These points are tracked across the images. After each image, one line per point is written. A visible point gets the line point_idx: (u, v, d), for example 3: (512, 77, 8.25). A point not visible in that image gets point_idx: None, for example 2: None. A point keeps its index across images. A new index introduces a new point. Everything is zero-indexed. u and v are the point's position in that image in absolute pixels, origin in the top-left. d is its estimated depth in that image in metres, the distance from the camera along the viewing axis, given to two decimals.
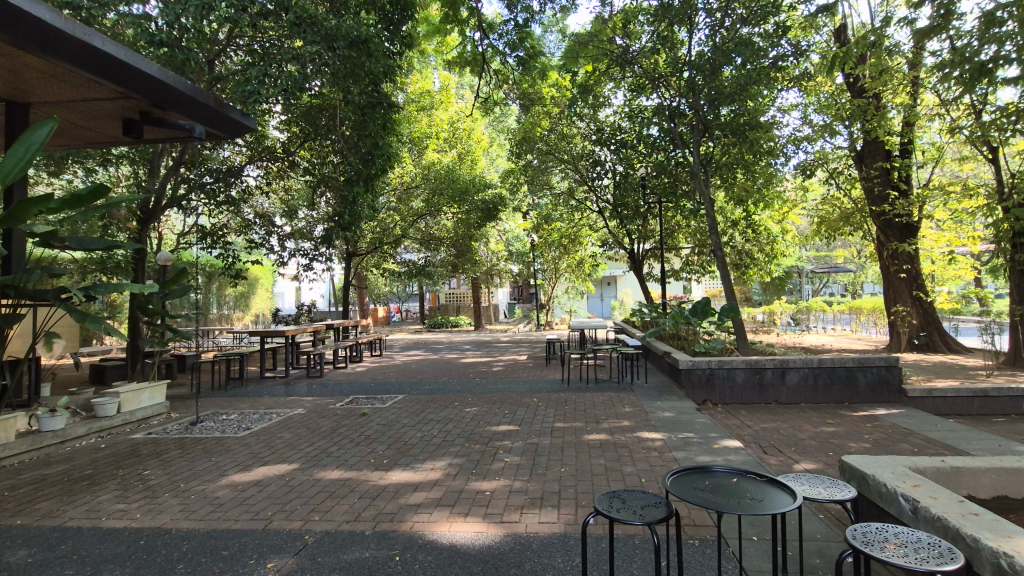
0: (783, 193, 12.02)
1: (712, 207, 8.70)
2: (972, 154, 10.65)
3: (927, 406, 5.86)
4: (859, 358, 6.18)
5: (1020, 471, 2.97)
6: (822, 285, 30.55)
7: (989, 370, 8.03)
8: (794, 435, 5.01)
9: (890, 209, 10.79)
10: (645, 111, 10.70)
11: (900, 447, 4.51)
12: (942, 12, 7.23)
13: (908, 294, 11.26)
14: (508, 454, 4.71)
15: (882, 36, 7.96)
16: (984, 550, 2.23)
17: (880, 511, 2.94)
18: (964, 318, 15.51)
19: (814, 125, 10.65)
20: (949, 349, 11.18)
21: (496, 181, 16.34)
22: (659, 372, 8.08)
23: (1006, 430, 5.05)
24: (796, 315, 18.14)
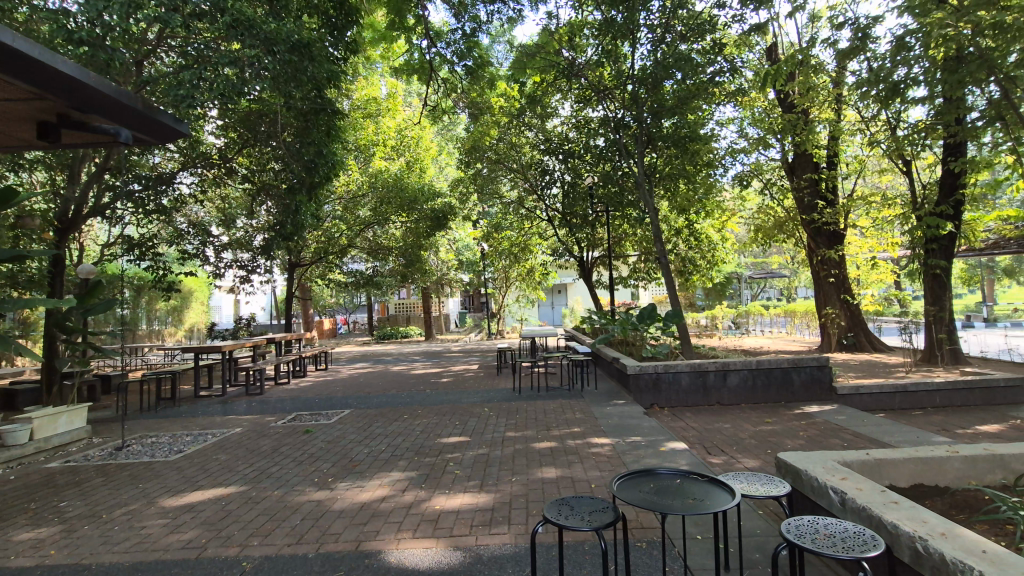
0: (722, 202, 12.57)
1: (656, 215, 8.94)
2: (889, 166, 11.52)
3: (855, 403, 6.21)
4: (793, 359, 6.50)
5: (934, 461, 3.19)
6: (760, 290, 32.14)
7: (909, 368, 8.63)
8: (735, 435, 5.19)
9: (819, 218, 11.47)
10: (591, 122, 10.94)
11: (831, 442, 4.76)
12: (860, 35, 7.79)
13: (837, 297, 12.00)
14: (458, 466, 4.63)
15: (809, 55, 8.47)
16: (902, 536, 2.39)
17: (812, 504, 3.08)
18: (889, 319, 16.62)
19: (749, 137, 11.23)
20: (873, 348, 11.95)
21: (445, 190, 16.24)
22: (608, 378, 8.21)
23: (924, 422, 5.43)
24: (737, 318, 18.94)
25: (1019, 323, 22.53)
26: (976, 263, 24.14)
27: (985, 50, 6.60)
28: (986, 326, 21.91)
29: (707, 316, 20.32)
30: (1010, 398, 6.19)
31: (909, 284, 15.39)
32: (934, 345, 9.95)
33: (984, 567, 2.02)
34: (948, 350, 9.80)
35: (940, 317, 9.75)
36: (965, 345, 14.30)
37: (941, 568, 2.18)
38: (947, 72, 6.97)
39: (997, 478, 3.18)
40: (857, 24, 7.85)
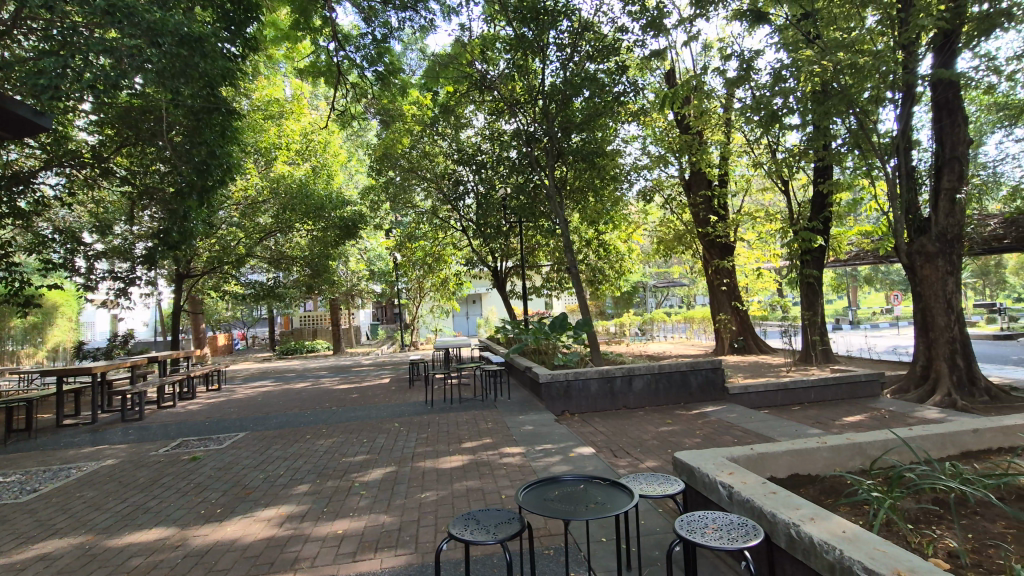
0: (627, 215, 13.25)
1: (567, 226, 9.18)
2: (771, 186, 12.77)
3: (744, 401, 6.73)
4: (691, 362, 6.93)
5: (806, 452, 3.51)
6: (663, 298, 34.23)
7: (789, 368, 9.52)
8: (639, 437, 5.41)
9: (712, 231, 12.45)
10: (504, 134, 11.11)
11: (723, 439, 5.11)
12: (744, 66, 8.58)
13: (729, 304, 13.05)
14: (364, 487, 4.42)
15: (703, 82, 9.17)
16: (779, 523, 2.60)
17: (704, 499, 3.27)
18: (771, 323, 18.38)
19: (651, 155, 11.97)
20: (760, 350, 13.10)
21: (355, 198, 15.71)
22: (521, 387, 8.28)
23: (801, 416, 6.00)
24: (643, 325, 19.97)
25: (876, 325, 25.83)
26: (842, 272, 27.38)
27: (845, 87, 7.50)
28: (850, 329, 24.84)
29: (616, 323, 21.23)
30: (870, 391, 7.01)
31: (789, 291, 17.08)
32: (809, 346, 11.08)
33: (847, 548, 2.24)
34: (820, 351, 10.96)
35: (813, 322, 10.89)
36: (835, 346, 16.06)
37: (812, 550, 2.39)
38: (816, 104, 7.84)
39: (858, 464, 3.55)
40: (742, 57, 8.65)
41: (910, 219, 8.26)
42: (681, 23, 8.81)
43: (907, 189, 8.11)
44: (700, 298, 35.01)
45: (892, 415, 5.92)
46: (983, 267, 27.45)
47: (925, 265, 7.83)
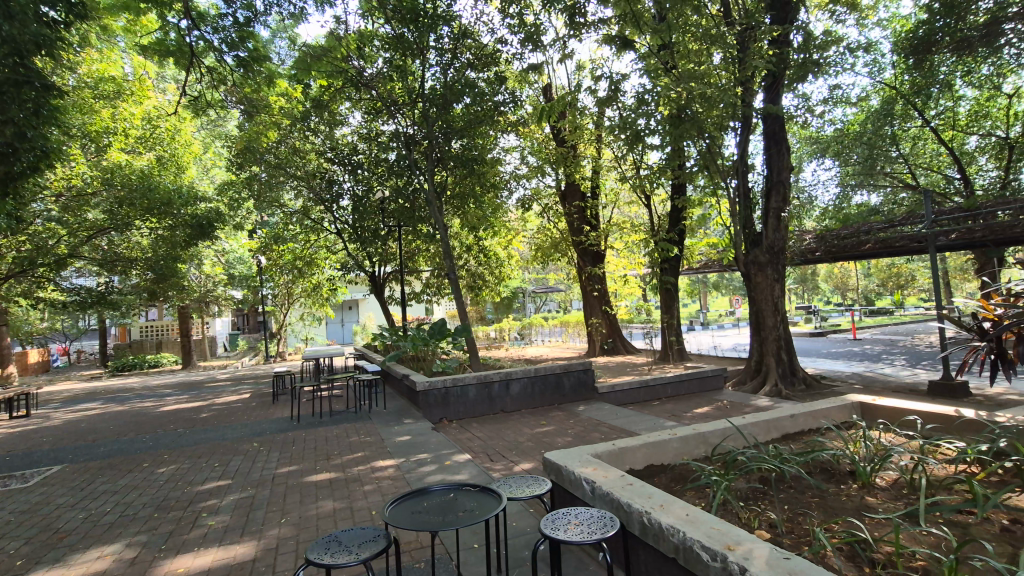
0: (507, 223, 13.57)
1: (446, 232, 9.12)
2: (636, 200, 13.91)
3: (612, 399, 7.19)
4: (564, 365, 7.24)
5: (660, 444, 3.82)
6: (541, 303, 35.67)
7: (651, 367, 10.37)
8: (514, 440, 5.51)
9: (585, 240, 13.23)
10: (382, 135, 10.77)
11: (592, 436, 5.40)
12: (612, 88, 9.25)
13: (600, 308, 13.92)
14: (213, 517, 3.94)
15: (576, 99, 9.68)
16: (634, 512, 2.79)
17: (570, 496, 3.42)
18: (635, 326, 19.98)
19: (529, 165, 12.38)
20: (626, 351, 14.16)
21: (212, 195, 14.21)
22: (398, 396, 8.05)
23: (660, 411, 6.56)
24: (522, 330, 20.58)
25: (722, 326, 29.31)
26: (694, 279, 30.65)
27: (696, 114, 8.41)
28: (701, 330, 27.86)
29: (495, 328, 21.62)
30: (716, 384, 7.88)
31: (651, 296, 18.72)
32: (667, 346, 12.21)
33: (689, 529, 2.47)
34: (676, 350, 12.13)
35: (671, 324, 12.02)
36: (689, 345, 17.90)
37: (660, 535, 2.59)
38: (673, 127, 8.68)
39: (702, 451, 3.94)
40: (611, 79, 9.30)
41: (747, 233, 9.44)
42: (556, 41, 9.25)
43: (745, 207, 9.26)
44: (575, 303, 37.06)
45: (732, 405, 6.71)
46: (801, 275, 32.52)
47: (758, 273, 9.03)
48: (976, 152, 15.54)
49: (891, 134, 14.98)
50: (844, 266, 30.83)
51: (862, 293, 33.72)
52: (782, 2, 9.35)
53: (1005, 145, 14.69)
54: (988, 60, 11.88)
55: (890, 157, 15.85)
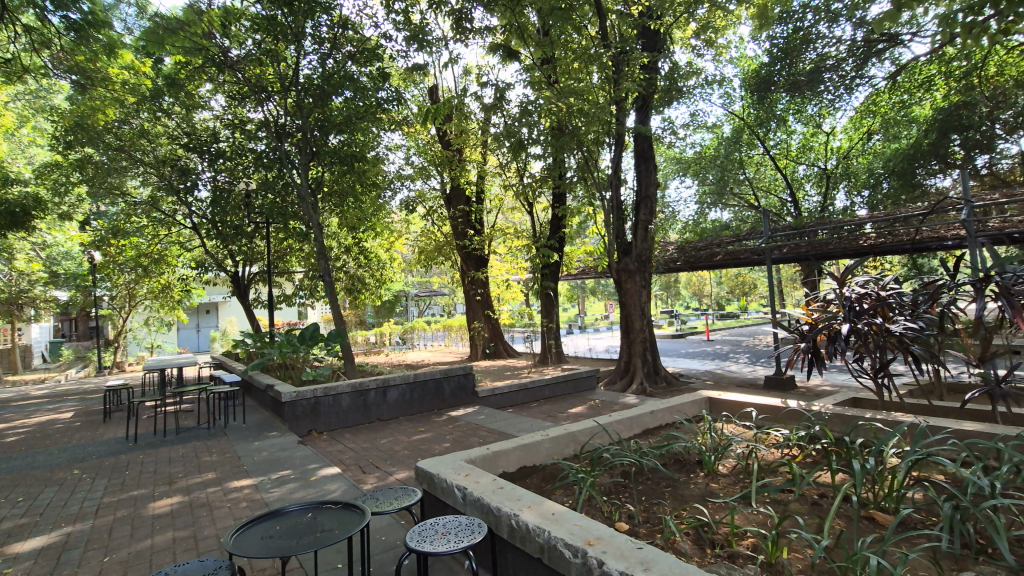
0: (389, 224, 13.17)
1: (322, 231, 8.59)
2: (519, 207, 14.28)
3: (491, 403, 7.24)
4: (444, 370, 7.15)
5: (532, 445, 3.90)
6: (426, 307, 35.25)
7: (529, 371, 10.64)
8: (389, 449, 5.31)
9: (469, 244, 13.31)
10: (249, 123, 9.86)
11: (469, 441, 5.37)
12: (498, 95, 9.38)
13: (482, 312, 14.07)
14: (10, 564, 3.26)
15: (462, 103, 9.67)
16: (502, 516, 2.79)
17: (442, 504, 3.35)
18: (517, 330, 20.48)
19: (413, 166, 12.17)
20: (507, 355, 14.43)
21: (28, 177, 12.02)
22: (260, 409, 7.39)
23: (536, 413, 6.74)
24: (404, 334, 20.08)
25: (597, 329, 31.19)
26: (573, 284, 32.25)
27: (577, 127, 8.80)
28: (578, 333, 29.35)
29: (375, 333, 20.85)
30: (589, 384, 8.31)
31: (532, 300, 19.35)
32: (546, 349, 12.65)
33: (554, 528, 2.53)
34: (554, 352, 12.63)
35: (550, 327, 12.50)
36: (567, 348, 18.75)
37: (526, 536, 2.62)
38: (555, 139, 9.01)
39: (571, 450, 4.09)
40: (496, 87, 9.43)
41: (618, 242, 10.09)
42: (443, 43, 9.18)
43: (617, 218, 9.90)
44: (458, 307, 37.16)
45: (603, 404, 7.10)
46: (666, 282, 35.68)
47: (627, 280, 9.71)
48: (803, 179, 18.24)
49: (739, 159, 17.04)
50: (701, 274, 34.53)
51: (715, 299, 37.96)
52: (652, 31, 10.19)
53: (823, 175, 17.43)
54: (813, 102, 13.99)
55: (738, 180, 18.03)
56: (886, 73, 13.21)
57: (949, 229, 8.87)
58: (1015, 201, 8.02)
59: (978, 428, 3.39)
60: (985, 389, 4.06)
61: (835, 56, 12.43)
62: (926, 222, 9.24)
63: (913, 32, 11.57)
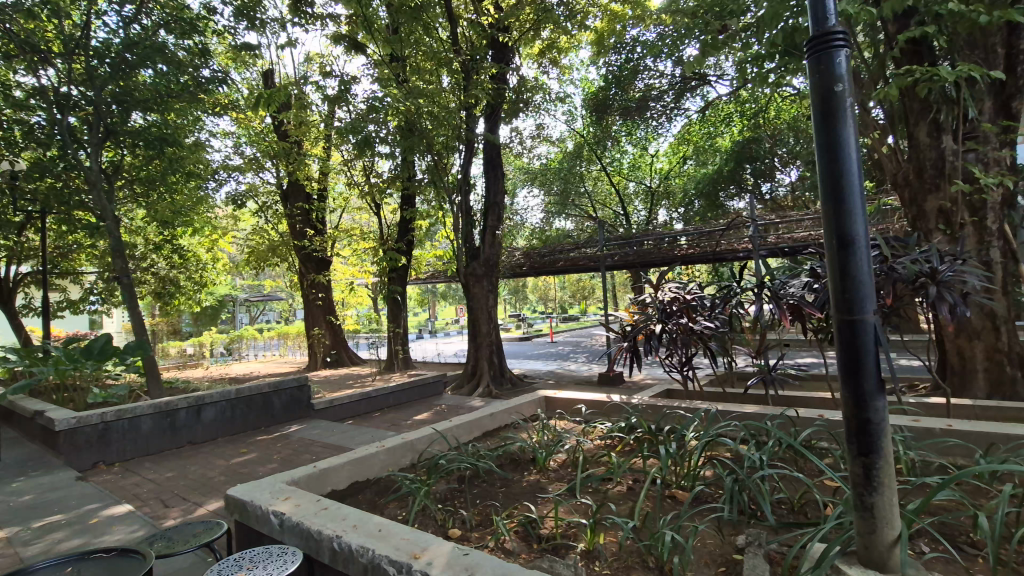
0: (212, 219, 11.76)
1: (118, 224, 7.29)
2: (365, 208, 13.76)
3: (329, 415, 6.78)
4: (274, 383, 6.51)
5: (364, 459, 3.67)
6: (259, 312, 32.20)
7: (372, 379, 10.22)
8: (200, 477, 4.64)
9: (308, 244, 12.53)
10: (17, 87, 7.97)
11: (298, 459, 4.93)
12: (341, 88, 8.86)
13: (323, 319, 13.39)
14: None
15: (302, 92, 8.96)
16: (324, 539, 2.56)
17: (256, 534, 2.98)
18: (362, 337, 19.81)
19: (244, 156, 10.98)
20: (351, 362, 13.79)
21: None
22: (25, 441, 5.97)
23: (378, 423, 6.46)
24: (230, 344, 18.06)
25: (447, 334, 31.38)
26: (424, 287, 32.03)
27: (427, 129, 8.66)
28: (428, 338, 29.16)
29: (194, 342, 18.37)
30: (436, 390, 8.23)
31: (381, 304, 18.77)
32: (393, 355, 12.36)
33: (378, 546, 2.37)
34: (401, 359, 12.38)
35: (397, 333, 12.20)
36: (415, 354, 18.51)
37: (349, 558, 2.43)
38: (404, 138, 8.76)
39: (408, 460, 3.95)
40: (340, 79, 8.89)
41: (467, 247, 10.20)
42: (279, 24, 8.41)
43: (466, 223, 10.03)
44: (299, 311, 34.59)
45: (448, 409, 7.07)
46: (515, 287, 37.26)
47: (475, 284, 9.88)
48: (632, 195, 20.37)
49: (580, 173, 18.48)
50: (547, 280, 36.71)
51: (559, 303, 40.74)
52: (501, 43, 10.51)
53: (649, 192, 19.69)
54: (640, 127, 15.72)
55: (578, 192, 19.49)
56: (697, 108, 15.35)
57: (740, 243, 10.56)
58: (785, 222, 9.84)
59: (754, 410, 4.02)
60: (761, 377, 4.84)
61: (658, 87, 14.12)
62: (724, 237, 10.88)
63: (717, 75, 13.57)
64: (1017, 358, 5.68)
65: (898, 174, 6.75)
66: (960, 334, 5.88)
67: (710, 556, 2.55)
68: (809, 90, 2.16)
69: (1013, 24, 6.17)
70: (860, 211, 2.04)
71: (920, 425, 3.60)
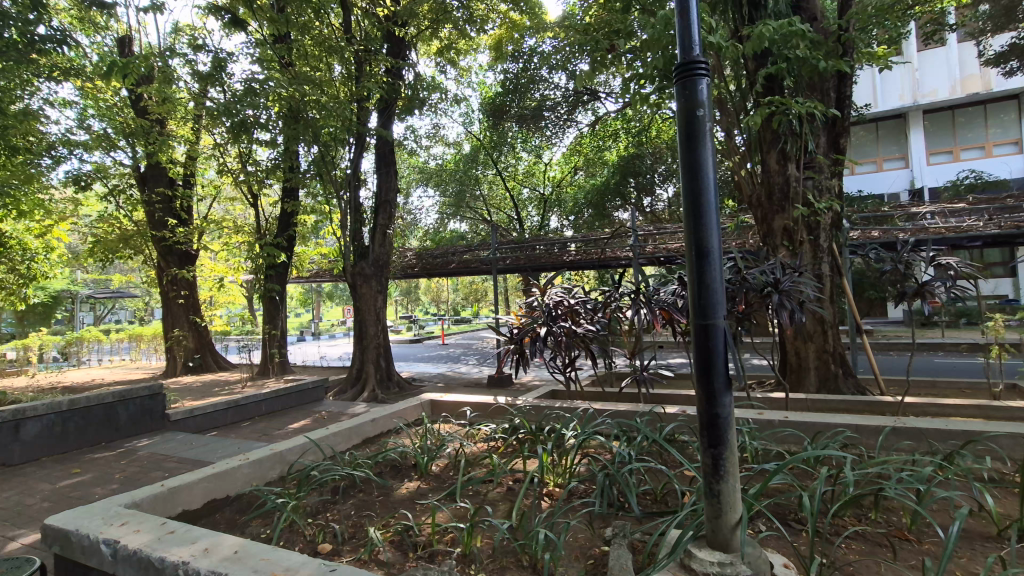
0: (45, 201, 10.10)
1: None
2: (239, 198, 12.64)
3: (188, 427, 6.09)
4: (119, 392, 5.72)
5: (224, 474, 3.33)
6: (107, 311, 28.36)
7: (243, 385, 9.39)
8: (15, 505, 3.92)
9: (170, 236, 11.30)
10: None
11: (146, 477, 4.35)
12: (215, 65, 8.06)
13: (185, 319, 12.07)
14: None
15: (166, 65, 8.01)
16: (167, 567, 2.26)
17: (83, 568, 2.57)
18: (230, 339, 18.50)
19: (91, 132, 9.57)
20: (218, 367, 12.64)
21: None
22: None
23: (247, 432, 5.95)
24: (66, 348, 15.63)
25: (332, 336, 29.89)
26: (308, 286, 30.19)
27: (315, 120, 8.16)
28: (311, 340, 27.57)
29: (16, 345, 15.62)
30: (315, 396, 7.75)
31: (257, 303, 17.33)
32: (268, 359, 11.57)
33: (231, 570, 2.14)
34: (277, 362, 11.61)
35: (273, 334, 11.43)
36: (294, 357, 17.36)
37: None
38: (288, 126, 8.18)
39: (276, 472, 3.66)
40: (213, 54, 8.08)
41: (355, 245, 9.77)
42: None
43: (354, 219, 9.64)
44: (158, 310, 30.87)
45: (328, 415, 6.71)
46: (407, 287, 36.58)
47: (363, 284, 9.48)
48: (526, 201, 20.93)
49: (475, 176, 18.63)
50: (440, 281, 36.55)
51: (452, 305, 40.67)
52: (397, 37, 10.17)
53: (541, 199, 20.36)
54: (534, 136, 16.25)
55: (473, 195, 19.59)
56: (588, 121, 16.20)
57: (622, 251, 11.29)
58: (660, 233, 10.69)
59: (627, 408, 4.28)
60: (635, 376, 5.18)
61: (553, 99, 14.69)
62: (608, 245, 11.55)
63: (606, 92, 14.42)
64: (839, 357, 6.67)
65: (753, 195, 7.61)
66: (798, 337, 6.77)
67: (580, 550, 2.65)
68: (675, 113, 2.32)
69: (842, 73, 7.26)
70: (714, 223, 2.23)
71: (763, 417, 4.06)
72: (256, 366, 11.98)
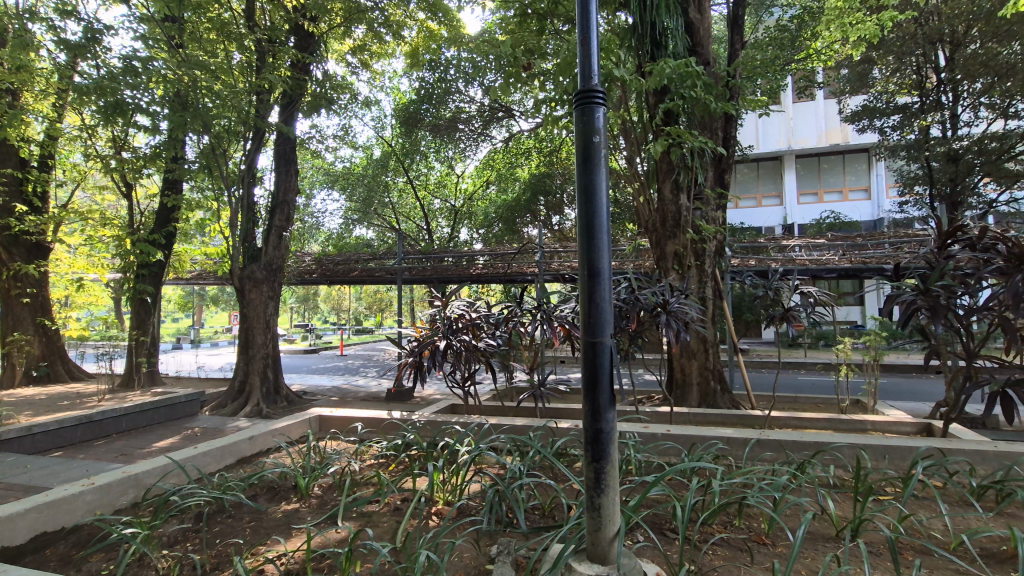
0: None
1: None
2: (110, 187, 11.25)
3: (22, 447, 5.23)
4: None
5: (59, 502, 2.89)
6: None
7: (101, 397, 8.28)
8: None
9: (17, 224, 9.85)
10: None
11: None
12: (89, 36, 7.21)
13: (31, 320, 10.51)
14: None
15: (24, 28, 7.02)
16: None
17: None
18: (86, 347, 16.34)
19: None
20: (70, 377, 11.13)
21: None
22: None
23: (99, 452, 5.24)
24: None
25: (215, 345, 27.44)
26: (190, 289, 27.54)
27: (207, 109, 7.51)
28: (191, 348, 25.08)
29: None
30: (187, 412, 7.06)
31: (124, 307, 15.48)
32: (132, 368, 10.36)
33: None
34: (143, 373, 10.45)
35: (141, 341, 10.27)
36: (166, 368, 15.68)
37: None
38: (174, 112, 7.47)
39: (129, 498, 3.24)
40: (86, 23, 7.21)
41: (245, 247, 9.10)
42: None
43: (246, 219, 8.99)
44: None
45: (202, 432, 6.10)
46: (305, 295, 34.64)
47: (252, 289, 8.79)
48: (436, 212, 20.77)
49: (384, 183, 18.19)
50: (342, 289, 35.06)
51: (353, 314, 39.15)
52: (306, 32, 9.70)
53: (452, 211, 20.31)
54: (448, 146, 16.24)
55: (382, 202, 19.09)
56: (502, 137, 16.51)
57: (528, 267, 11.52)
58: (565, 251, 11.06)
59: (521, 423, 4.32)
60: (532, 392, 5.25)
61: (467, 111, 14.78)
62: (515, 261, 11.74)
63: (520, 110, 14.81)
64: (718, 375, 7.25)
65: (649, 221, 8.13)
66: (683, 355, 7.27)
67: (463, 570, 2.60)
68: (573, 137, 2.41)
69: (729, 115, 8.03)
70: (606, 244, 2.32)
71: (648, 431, 4.29)
72: (119, 376, 10.65)
